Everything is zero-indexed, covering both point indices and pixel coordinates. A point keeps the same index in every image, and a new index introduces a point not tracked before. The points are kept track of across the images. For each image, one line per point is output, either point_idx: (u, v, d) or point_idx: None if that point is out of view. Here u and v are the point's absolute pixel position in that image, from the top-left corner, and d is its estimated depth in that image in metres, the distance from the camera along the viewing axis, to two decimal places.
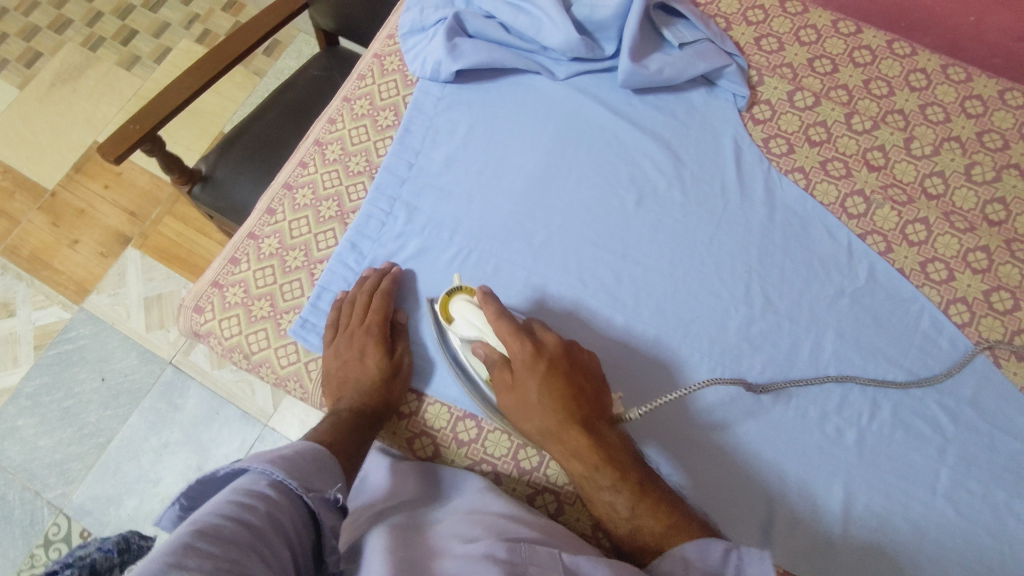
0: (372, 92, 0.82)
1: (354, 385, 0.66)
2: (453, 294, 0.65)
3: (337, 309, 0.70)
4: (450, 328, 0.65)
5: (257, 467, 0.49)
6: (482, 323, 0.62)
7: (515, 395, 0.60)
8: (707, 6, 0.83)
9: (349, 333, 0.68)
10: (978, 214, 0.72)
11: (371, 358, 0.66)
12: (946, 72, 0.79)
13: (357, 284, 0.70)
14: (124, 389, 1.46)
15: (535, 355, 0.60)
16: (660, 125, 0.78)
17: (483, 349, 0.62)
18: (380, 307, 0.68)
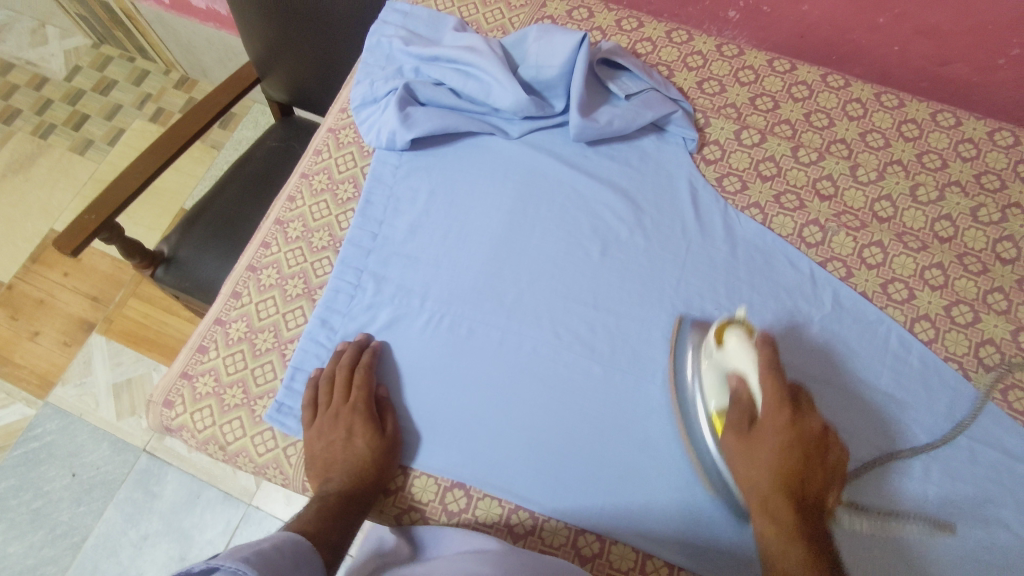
0: (329, 166, 0.82)
1: (339, 466, 0.64)
2: (732, 325, 0.65)
3: (314, 387, 0.68)
4: (719, 354, 0.63)
5: (230, 566, 0.48)
6: (752, 365, 0.60)
7: (751, 444, 0.59)
8: (649, 55, 0.86)
9: (333, 411, 0.67)
10: (929, 233, 0.75)
11: (359, 436, 0.65)
12: (880, 99, 0.83)
13: (334, 359, 0.70)
14: (97, 483, 1.40)
15: (777, 405, 0.59)
16: (616, 174, 0.80)
17: (739, 385, 0.61)
18: (362, 382, 0.67)
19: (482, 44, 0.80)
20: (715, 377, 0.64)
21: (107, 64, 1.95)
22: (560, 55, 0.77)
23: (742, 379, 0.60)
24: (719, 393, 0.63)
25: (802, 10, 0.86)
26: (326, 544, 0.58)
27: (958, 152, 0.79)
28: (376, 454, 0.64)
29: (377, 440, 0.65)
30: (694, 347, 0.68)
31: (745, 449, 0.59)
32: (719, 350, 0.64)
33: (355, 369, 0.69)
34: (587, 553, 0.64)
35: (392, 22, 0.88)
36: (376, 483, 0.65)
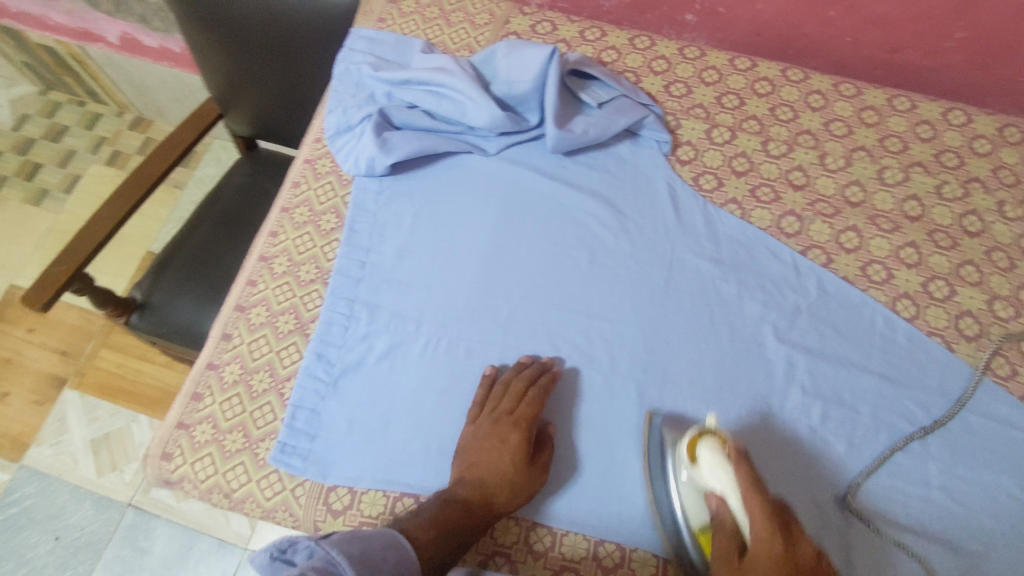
0: (309, 198, 0.81)
1: (477, 476, 0.63)
2: (702, 435, 0.61)
3: (488, 388, 0.69)
4: (692, 468, 0.60)
5: (328, 552, 0.51)
6: (733, 488, 0.56)
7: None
8: (615, 63, 0.88)
9: (494, 420, 0.66)
10: (899, 213, 0.78)
11: (508, 452, 0.64)
12: (839, 89, 0.86)
13: (517, 367, 0.70)
14: (82, 544, 1.35)
15: (767, 532, 0.53)
16: (596, 182, 0.81)
17: (719, 504, 0.56)
18: (534, 400, 0.67)
19: (452, 65, 0.81)
20: (689, 489, 0.60)
21: (57, 110, 1.91)
22: (531, 69, 0.78)
23: (724, 500, 0.56)
24: (700, 498, 0.60)
25: (757, 9, 0.89)
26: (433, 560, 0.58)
27: (917, 134, 0.82)
28: (518, 475, 0.63)
29: (525, 462, 0.64)
30: (669, 447, 0.64)
31: None
32: (695, 467, 0.60)
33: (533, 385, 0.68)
34: (608, 563, 0.64)
35: (359, 49, 0.88)
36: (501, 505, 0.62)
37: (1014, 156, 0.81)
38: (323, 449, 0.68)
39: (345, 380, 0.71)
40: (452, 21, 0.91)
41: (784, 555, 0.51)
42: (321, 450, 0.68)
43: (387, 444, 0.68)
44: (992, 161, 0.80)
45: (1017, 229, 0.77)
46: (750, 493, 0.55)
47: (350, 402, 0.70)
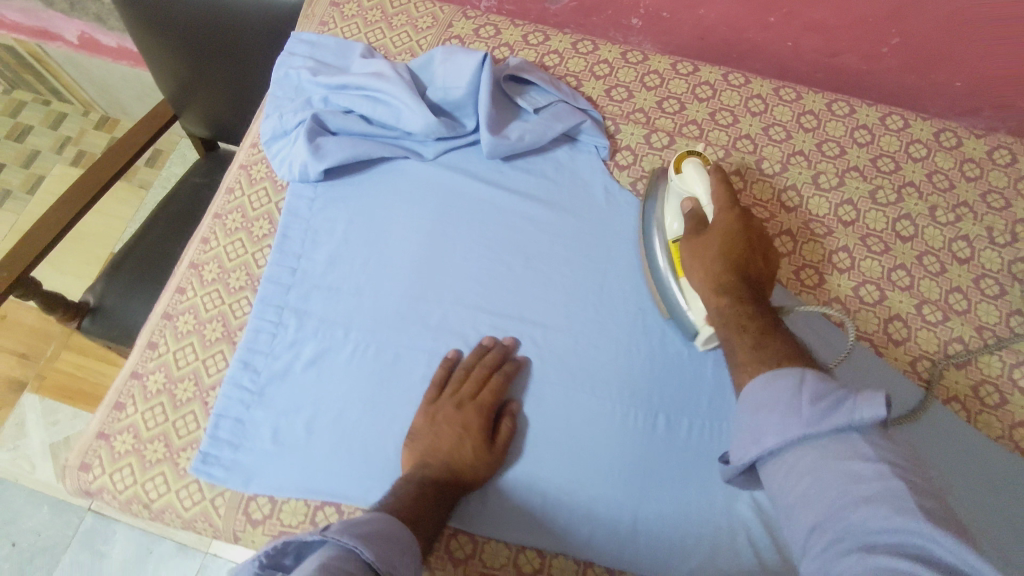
0: (243, 204, 0.80)
1: (441, 455, 0.64)
2: (690, 155, 0.71)
3: (448, 370, 0.70)
4: (680, 181, 0.70)
5: (342, 540, 0.48)
6: (705, 187, 0.67)
7: (702, 239, 0.64)
8: (556, 67, 0.87)
9: (457, 403, 0.67)
10: (833, 218, 0.78)
11: (470, 437, 0.65)
12: (779, 93, 0.86)
13: (478, 353, 0.71)
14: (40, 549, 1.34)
15: (726, 205, 0.64)
16: (533, 187, 0.80)
17: (690, 206, 0.67)
18: (496, 386, 0.68)
19: (388, 69, 0.80)
20: (673, 206, 0.71)
21: (20, 108, 1.88)
22: (464, 74, 0.78)
23: (695, 200, 0.67)
24: (679, 215, 0.70)
25: (698, 14, 0.88)
26: (421, 532, 0.59)
27: (855, 139, 0.83)
28: (481, 458, 0.64)
29: (489, 448, 0.65)
30: (656, 227, 0.73)
31: (695, 238, 0.65)
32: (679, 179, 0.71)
33: (495, 372, 0.70)
34: (527, 569, 0.64)
35: (300, 53, 0.86)
36: (467, 484, 0.64)
37: (948, 160, 0.81)
38: (248, 459, 0.67)
39: (271, 389, 0.70)
40: (394, 25, 0.90)
41: (737, 291, 0.60)
42: (245, 460, 0.67)
43: (311, 451, 0.67)
44: (926, 166, 0.81)
45: (948, 233, 0.78)
46: (720, 194, 0.66)
47: (276, 411, 0.69)
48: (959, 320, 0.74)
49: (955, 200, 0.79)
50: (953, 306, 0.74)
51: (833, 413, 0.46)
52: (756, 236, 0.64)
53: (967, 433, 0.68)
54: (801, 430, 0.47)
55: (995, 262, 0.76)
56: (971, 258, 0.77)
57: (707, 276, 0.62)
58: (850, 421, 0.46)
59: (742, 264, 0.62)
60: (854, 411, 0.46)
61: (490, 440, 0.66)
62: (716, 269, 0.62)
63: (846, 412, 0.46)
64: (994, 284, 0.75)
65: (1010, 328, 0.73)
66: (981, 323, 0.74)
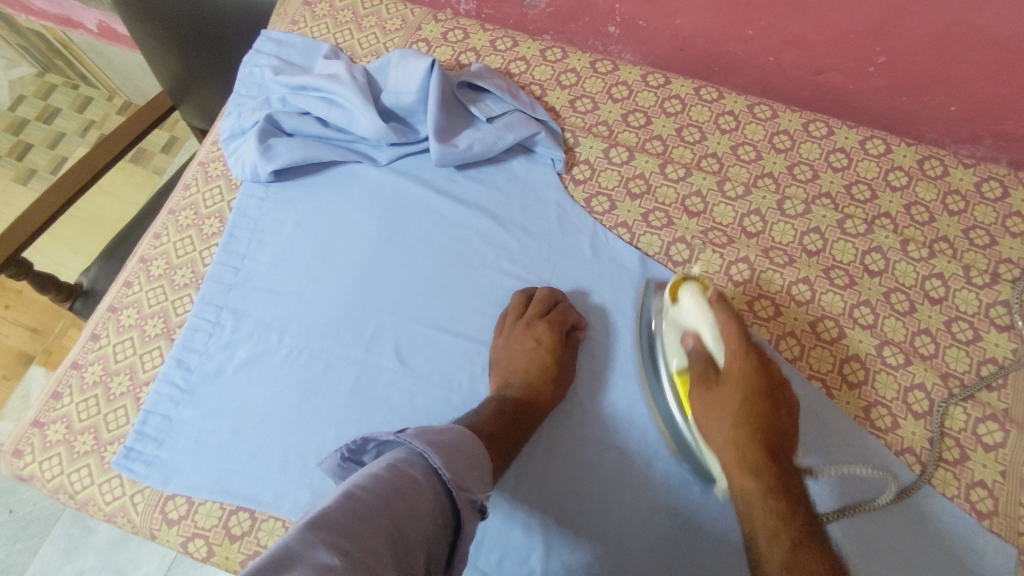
0: (196, 202, 0.81)
1: (520, 374, 0.66)
2: (687, 281, 0.64)
3: (519, 301, 0.72)
4: (675, 310, 0.63)
5: (416, 446, 0.46)
6: (710, 325, 0.60)
7: (715, 394, 0.59)
8: (522, 75, 0.85)
9: (524, 325, 0.69)
10: (797, 247, 0.74)
11: (543, 350, 0.67)
12: (753, 111, 0.82)
13: (522, 297, 0.72)
14: (33, 519, 1.33)
15: (737, 352, 0.59)
16: (484, 198, 0.78)
17: (693, 344, 0.61)
18: (563, 310, 0.70)
19: (345, 72, 0.79)
20: (674, 338, 0.64)
21: (51, 92, 1.95)
22: (415, 80, 0.77)
23: (698, 337, 0.61)
24: (677, 350, 0.63)
25: (675, 24, 0.85)
26: (497, 449, 0.59)
27: (829, 163, 0.78)
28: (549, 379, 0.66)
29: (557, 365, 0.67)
30: (656, 314, 0.68)
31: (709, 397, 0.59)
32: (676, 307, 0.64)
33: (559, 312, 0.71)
34: None
35: (266, 51, 0.87)
36: (534, 400, 0.64)
37: (930, 191, 0.76)
38: (169, 457, 0.67)
39: (201, 389, 0.70)
40: (364, 26, 0.90)
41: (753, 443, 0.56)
42: (167, 457, 0.67)
43: (231, 454, 0.67)
44: (905, 196, 0.76)
45: (922, 270, 0.72)
46: (729, 342, 0.59)
47: (202, 410, 0.69)
48: (923, 366, 0.68)
49: (934, 234, 0.74)
50: (919, 350, 0.69)
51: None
52: (780, 394, 0.59)
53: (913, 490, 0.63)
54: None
55: (972, 304, 0.70)
56: (945, 299, 0.70)
57: (729, 436, 0.57)
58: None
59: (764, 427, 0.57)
60: None
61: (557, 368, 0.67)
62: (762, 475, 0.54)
63: None
64: (967, 329, 0.69)
65: (979, 378, 0.67)
66: (947, 370, 0.68)
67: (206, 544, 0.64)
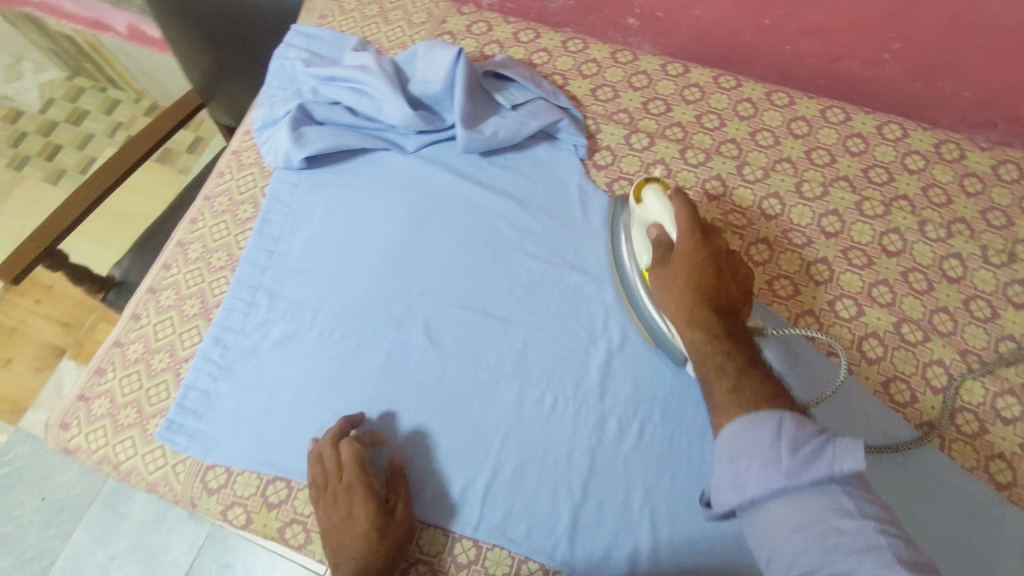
0: (230, 188, 0.85)
1: (347, 551, 0.59)
2: (649, 182, 0.67)
3: (319, 459, 0.64)
4: (641, 211, 0.66)
5: None
6: (669, 215, 0.62)
7: (669, 274, 0.59)
8: (544, 64, 0.88)
9: (321, 492, 0.63)
10: (815, 228, 0.75)
11: (364, 521, 0.60)
12: (770, 98, 0.84)
13: (321, 442, 0.66)
14: (65, 505, 1.36)
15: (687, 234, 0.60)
16: (509, 183, 0.81)
17: (656, 234, 0.63)
18: (358, 454, 0.63)
19: (374, 63, 0.82)
20: (642, 237, 0.67)
21: (79, 95, 2.01)
22: (442, 69, 0.80)
23: (660, 227, 0.63)
24: (645, 247, 0.67)
25: (694, 15, 0.87)
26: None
27: (847, 147, 0.80)
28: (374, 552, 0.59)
29: (386, 528, 0.61)
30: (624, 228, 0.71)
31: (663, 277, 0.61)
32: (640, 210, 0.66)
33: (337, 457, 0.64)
34: (463, 560, 0.64)
35: (297, 45, 0.90)
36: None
37: (947, 174, 0.77)
38: (209, 430, 0.70)
39: (238, 365, 0.73)
40: (390, 20, 0.93)
41: (708, 318, 0.56)
42: (206, 430, 0.70)
43: (267, 427, 0.70)
44: (922, 179, 0.77)
45: (939, 250, 0.73)
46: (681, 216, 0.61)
47: (239, 385, 0.72)
48: (941, 342, 0.69)
49: (952, 216, 0.75)
50: (938, 327, 0.70)
51: (812, 463, 0.46)
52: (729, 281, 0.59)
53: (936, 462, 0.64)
54: (779, 482, 0.46)
55: (989, 283, 0.71)
56: (963, 278, 0.72)
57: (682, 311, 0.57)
58: (829, 473, 0.46)
59: (711, 297, 0.57)
60: (832, 461, 0.46)
61: (378, 531, 0.60)
62: (682, 287, 0.58)
63: (825, 462, 0.46)
64: (985, 307, 0.70)
65: (998, 354, 0.68)
66: (966, 347, 0.69)
67: (245, 511, 0.67)
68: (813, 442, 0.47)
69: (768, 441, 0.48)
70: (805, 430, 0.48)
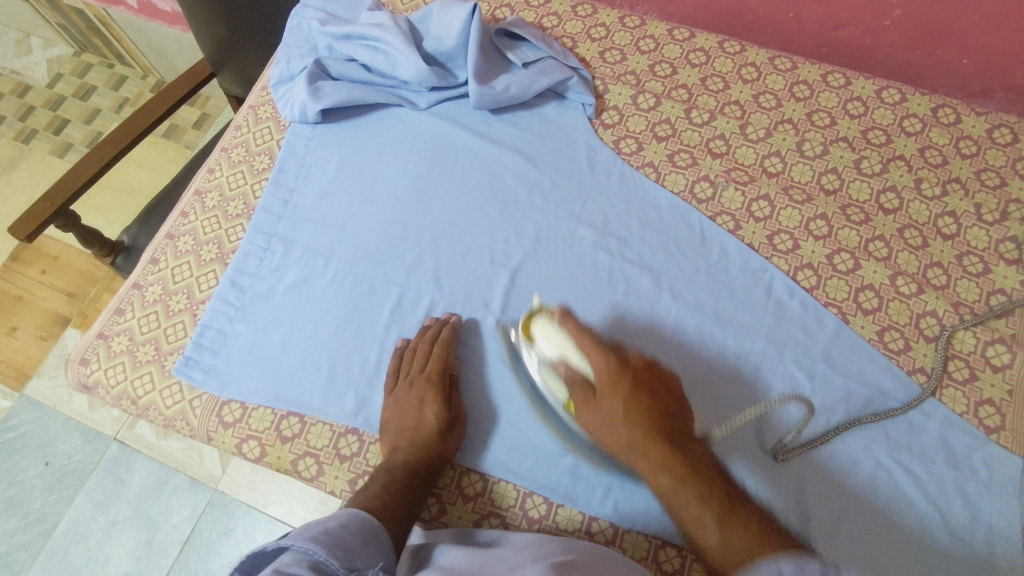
0: (247, 140, 0.87)
1: (409, 436, 0.65)
2: (534, 317, 0.67)
3: (399, 356, 0.71)
4: (534, 348, 0.66)
5: (301, 544, 0.49)
6: (563, 348, 0.63)
7: (602, 415, 0.58)
8: (554, 28, 0.90)
9: (408, 380, 0.68)
10: (815, 186, 0.78)
11: (426, 409, 0.66)
12: (774, 63, 0.86)
13: (419, 332, 0.72)
14: (69, 470, 1.37)
15: (611, 376, 0.59)
16: (518, 140, 0.83)
17: (567, 366, 0.62)
18: (441, 357, 0.69)
19: (389, 21, 0.84)
20: (556, 386, 0.65)
21: (87, 70, 2.02)
22: (456, 26, 0.82)
23: (569, 361, 0.62)
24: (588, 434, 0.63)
25: None
26: (395, 517, 0.60)
27: (847, 110, 0.82)
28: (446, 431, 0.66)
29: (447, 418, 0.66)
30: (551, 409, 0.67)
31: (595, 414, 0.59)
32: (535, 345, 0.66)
33: (429, 344, 0.70)
34: (470, 493, 0.67)
35: (312, 5, 0.92)
36: (443, 454, 0.65)
37: (944, 137, 0.80)
38: (225, 366, 0.72)
39: (253, 306, 0.76)
40: None
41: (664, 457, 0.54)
42: (223, 366, 0.72)
43: (280, 364, 0.72)
44: (919, 141, 0.79)
45: (935, 208, 0.75)
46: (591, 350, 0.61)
47: (254, 326, 0.75)
48: (935, 294, 0.71)
49: (947, 176, 0.77)
50: (931, 280, 0.72)
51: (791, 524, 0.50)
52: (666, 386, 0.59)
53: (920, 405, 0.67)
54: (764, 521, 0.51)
55: (982, 241, 0.74)
56: (957, 235, 0.74)
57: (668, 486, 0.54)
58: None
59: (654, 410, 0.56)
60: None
61: (447, 410, 0.66)
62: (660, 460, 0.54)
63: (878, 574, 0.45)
64: (978, 262, 0.73)
65: (990, 307, 0.70)
66: (959, 300, 0.71)
67: (259, 444, 0.69)
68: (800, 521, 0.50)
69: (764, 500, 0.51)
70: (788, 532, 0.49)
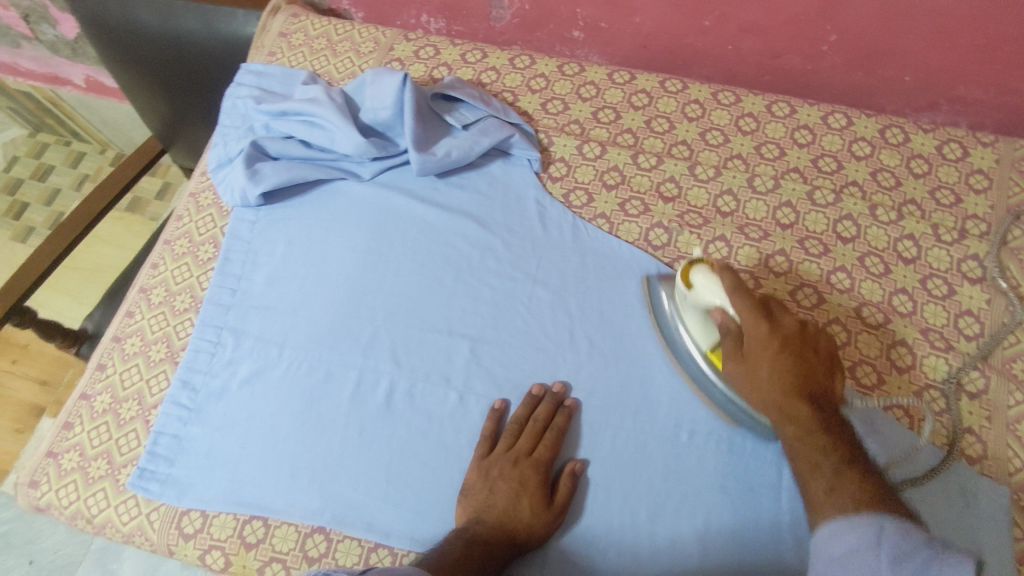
0: (190, 230, 0.85)
1: (494, 515, 0.62)
2: (694, 263, 0.66)
3: (497, 423, 0.68)
4: (691, 296, 0.64)
5: None
6: (725, 300, 0.61)
7: (747, 368, 0.60)
8: (493, 83, 0.89)
9: (511, 459, 0.65)
10: (770, 221, 0.76)
11: (526, 494, 0.63)
12: (717, 97, 0.85)
13: (529, 403, 0.69)
14: (54, 568, 1.25)
15: (754, 318, 0.59)
16: (466, 202, 0.81)
17: (722, 317, 0.62)
18: (554, 440, 0.66)
19: (324, 95, 0.83)
20: (697, 318, 0.66)
21: (43, 151, 1.94)
22: (389, 95, 0.81)
23: (724, 311, 0.61)
24: (707, 326, 0.65)
25: (636, 23, 0.89)
26: None
27: (795, 139, 0.81)
28: (538, 520, 0.62)
29: (544, 505, 0.63)
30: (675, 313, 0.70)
31: (746, 370, 0.60)
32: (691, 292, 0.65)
33: (547, 427, 0.67)
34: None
35: (247, 83, 0.91)
36: (524, 544, 0.61)
37: (894, 157, 0.79)
38: (181, 474, 0.69)
39: (206, 406, 0.73)
40: (339, 51, 0.95)
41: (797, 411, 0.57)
42: (179, 475, 0.69)
43: (240, 466, 0.69)
44: (870, 164, 0.79)
45: (893, 232, 0.74)
46: (748, 315, 0.59)
47: (209, 427, 0.72)
48: (902, 323, 0.70)
49: (901, 198, 0.76)
50: (897, 308, 0.71)
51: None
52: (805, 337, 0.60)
53: (862, 408, 0.65)
54: None
55: (944, 261, 0.72)
56: (917, 258, 0.73)
57: (780, 405, 0.58)
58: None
59: (800, 382, 0.58)
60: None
61: (548, 499, 0.63)
62: (770, 384, 0.58)
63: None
64: (942, 285, 0.71)
65: (958, 330, 0.69)
66: (927, 326, 0.70)
67: (223, 554, 0.66)
68: (920, 558, 0.47)
69: (869, 544, 0.49)
70: (912, 539, 0.49)
